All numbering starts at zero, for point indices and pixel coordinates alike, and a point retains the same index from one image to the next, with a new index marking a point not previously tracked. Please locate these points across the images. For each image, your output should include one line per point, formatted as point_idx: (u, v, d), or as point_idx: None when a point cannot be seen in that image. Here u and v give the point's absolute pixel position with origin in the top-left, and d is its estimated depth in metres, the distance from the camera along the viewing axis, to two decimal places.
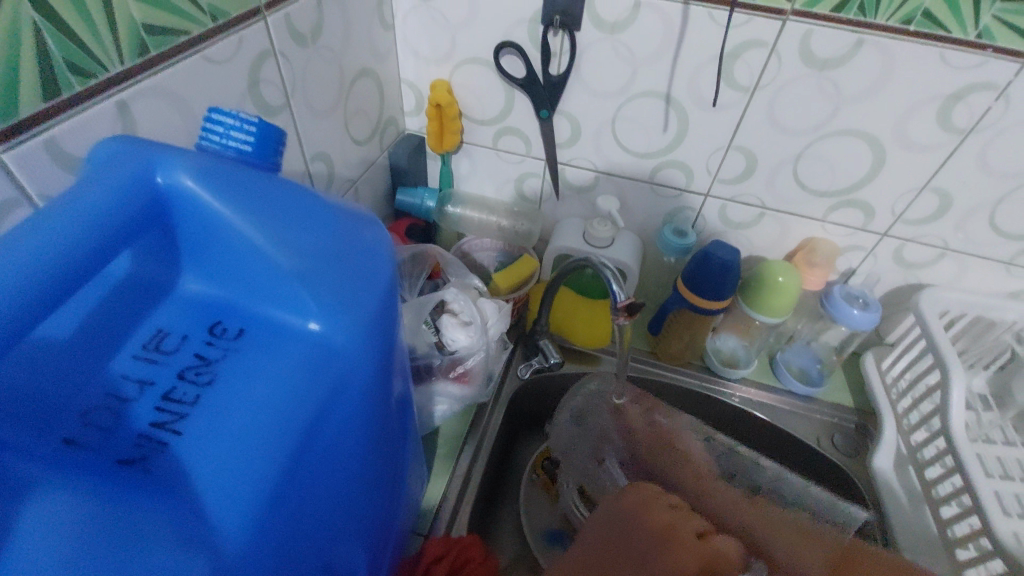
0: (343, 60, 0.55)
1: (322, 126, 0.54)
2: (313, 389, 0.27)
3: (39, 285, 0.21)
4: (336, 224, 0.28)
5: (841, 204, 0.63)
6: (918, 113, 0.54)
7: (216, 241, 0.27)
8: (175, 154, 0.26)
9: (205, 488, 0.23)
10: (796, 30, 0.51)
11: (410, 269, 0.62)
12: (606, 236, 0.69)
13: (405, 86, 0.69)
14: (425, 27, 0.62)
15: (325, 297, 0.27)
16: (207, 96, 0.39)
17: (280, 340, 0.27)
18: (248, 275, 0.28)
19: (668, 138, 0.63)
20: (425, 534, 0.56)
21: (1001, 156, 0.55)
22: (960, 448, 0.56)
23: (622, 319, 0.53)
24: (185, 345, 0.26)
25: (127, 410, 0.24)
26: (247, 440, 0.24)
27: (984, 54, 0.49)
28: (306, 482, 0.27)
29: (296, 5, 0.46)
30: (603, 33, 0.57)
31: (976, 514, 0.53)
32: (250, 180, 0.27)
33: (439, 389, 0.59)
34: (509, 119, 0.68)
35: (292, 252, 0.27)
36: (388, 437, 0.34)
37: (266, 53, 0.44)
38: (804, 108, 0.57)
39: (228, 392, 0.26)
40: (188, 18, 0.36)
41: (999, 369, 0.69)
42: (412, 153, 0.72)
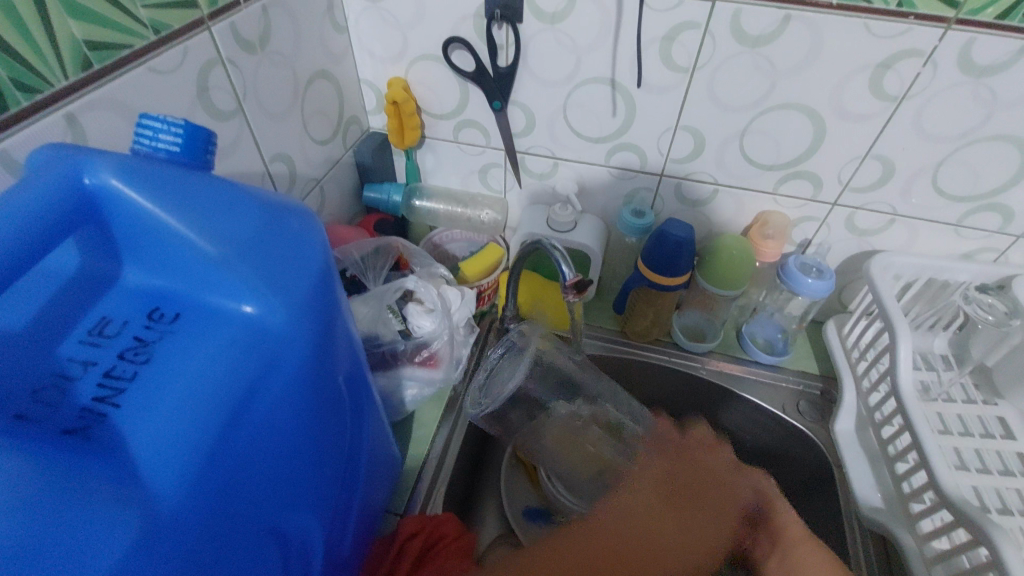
0: (296, 65, 0.58)
1: (280, 128, 0.57)
2: (246, 365, 0.30)
3: None
4: (263, 215, 0.31)
5: (790, 176, 0.65)
6: (851, 83, 0.56)
7: (148, 235, 0.30)
8: (102, 157, 0.29)
9: (142, 455, 0.26)
10: (725, 9, 0.53)
11: (375, 262, 0.65)
12: (568, 220, 0.71)
13: (365, 86, 0.71)
14: (377, 28, 0.65)
15: (252, 281, 0.30)
16: (154, 105, 0.42)
17: (213, 322, 0.30)
18: (181, 265, 0.30)
19: (618, 122, 0.65)
20: (401, 512, 0.58)
21: (935, 120, 0.56)
22: (908, 404, 0.58)
23: (573, 296, 0.57)
24: (126, 329, 0.29)
25: (72, 388, 0.27)
26: (180, 410, 0.27)
27: (907, 22, 0.50)
28: (242, 450, 0.30)
29: (240, 14, 0.48)
30: (545, 23, 0.59)
31: (924, 467, 0.55)
32: (176, 178, 0.30)
33: (408, 374, 0.61)
34: (466, 111, 0.70)
35: (218, 241, 0.29)
36: (335, 413, 0.37)
37: (214, 61, 0.47)
38: (742, 85, 0.59)
39: (164, 371, 0.28)
40: (129, 33, 0.39)
41: (958, 329, 0.71)
42: (377, 150, 0.75)
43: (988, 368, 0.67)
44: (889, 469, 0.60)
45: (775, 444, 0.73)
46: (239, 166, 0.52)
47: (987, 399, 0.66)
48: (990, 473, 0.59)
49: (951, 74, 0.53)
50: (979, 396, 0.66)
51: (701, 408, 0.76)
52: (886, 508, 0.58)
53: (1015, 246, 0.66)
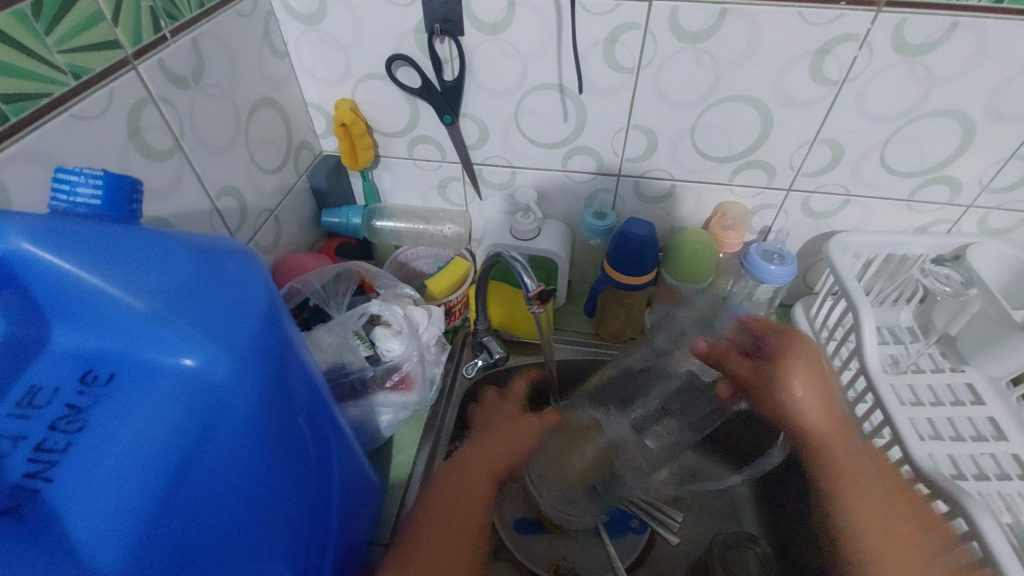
0: (235, 95, 0.56)
1: (224, 162, 0.55)
2: (189, 420, 0.28)
3: None
4: (195, 262, 0.30)
5: (744, 166, 0.66)
6: (792, 70, 0.56)
7: (72, 294, 0.28)
8: (13, 219, 0.27)
9: (80, 528, 0.25)
10: (662, 8, 0.54)
11: (337, 288, 0.64)
12: (530, 228, 0.71)
13: (313, 109, 0.70)
14: (318, 51, 0.63)
15: (187, 332, 0.29)
16: (82, 153, 0.40)
17: (149, 379, 0.29)
18: (111, 323, 0.29)
19: (570, 126, 0.65)
20: (386, 543, 0.57)
21: (877, 101, 0.57)
22: (877, 381, 0.59)
23: (537, 307, 0.56)
24: (57, 396, 0.28)
25: (1, 465, 0.26)
26: (121, 476, 0.26)
27: (838, 7, 0.51)
28: (192, 508, 0.29)
29: (168, 50, 0.47)
30: (486, 34, 0.58)
31: (897, 442, 0.56)
32: (97, 233, 0.29)
33: (381, 400, 0.60)
34: (418, 127, 0.69)
35: (149, 295, 0.28)
36: (296, 454, 0.36)
37: (143, 100, 0.45)
38: (686, 80, 0.59)
39: (100, 437, 0.27)
40: (45, 80, 0.38)
41: (920, 301, 0.72)
42: (332, 174, 0.74)
43: (951, 337, 0.68)
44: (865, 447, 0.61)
45: None
46: (183, 205, 0.50)
47: (954, 367, 0.67)
48: (962, 440, 0.60)
49: (887, 55, 0.54)
50: (946, 364, 0.68)
51: None
52: None
53: (966, 216, 0.67)
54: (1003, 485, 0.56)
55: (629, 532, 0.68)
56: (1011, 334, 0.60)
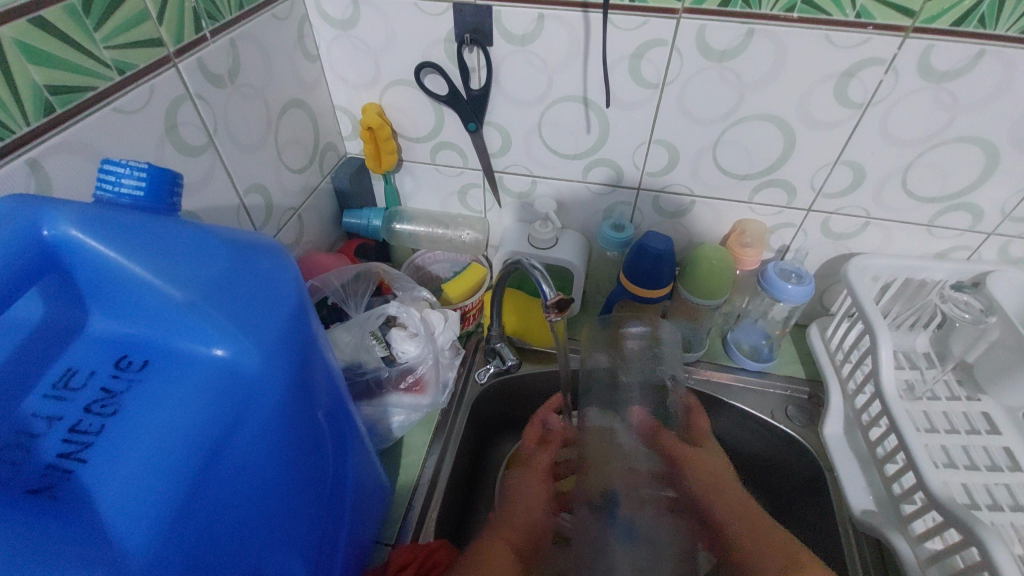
0: (268, 96, 0.58)
1: (253, 159, 0.57)
2: (218, 410, 0.29)
3: None
4: (232, 255, 0.30)
5: (764, 185, 0.66)
6: (817, 91, 0.57)
7: (113, 282, 0.29)
8: (62, 205, 0.28)
9: (110, 510, 0.25)
10: (690, 26, 0.54)
11: (356, 288, 0.64)
12: (549, 237, 0.71)
13: (340, 112, 0.71)
14: (349, 55, 0.65)
15: (221, 323, 0.29)
16: (122, 145, 0.42)
17: (182, 368, 0.29)
18: (148, 311, 0.29)
19: (593, 138, 0.66)
20: (392, 543, 0.57)
21: (901, 125, 0.58)
22: (892, 405, 0.58)
23: (555, 315, 0.57)
24: (92, 380, 0.28)
25: (36, 445, 0.26)
26: (152, 461, 0.27)
27: (866, 32, 0.52)
28: (216, 497, 0.29)
29: (207, 49, 0.48)
30: (515, 45, 0.60)
31: (911, 468, 0.55)
32: (141, 223, 0.29)
33: (394, 401, 0.60)
34: (442, 134, 0.70)
35: (187, 286, 0.29)
36: (315, 451, 0.36)
37: (182, 97, 0.46)
38: (711, 98, 0.60)
39: (132, 421, 0.28)
40: (91, 74, 0.39)
41: (937, 327, 0.72)
42: (355, 175, 0.75)
43: (969, 365, 0.68)
44: (878, 472, 0.60)
45: (765, 451, 0.74)
46: (213, 200, 0.52)
47: (971, 395, 0.67)
48: (978, 469, 0.59)
49: (913, 81, 0.54)
50: (963, 393, 0.67)
51: None
52: (878, 510, 0.59)
53: (987, 243, 0.67)
54: (1019, 518, 0.55)
55: None
56: None
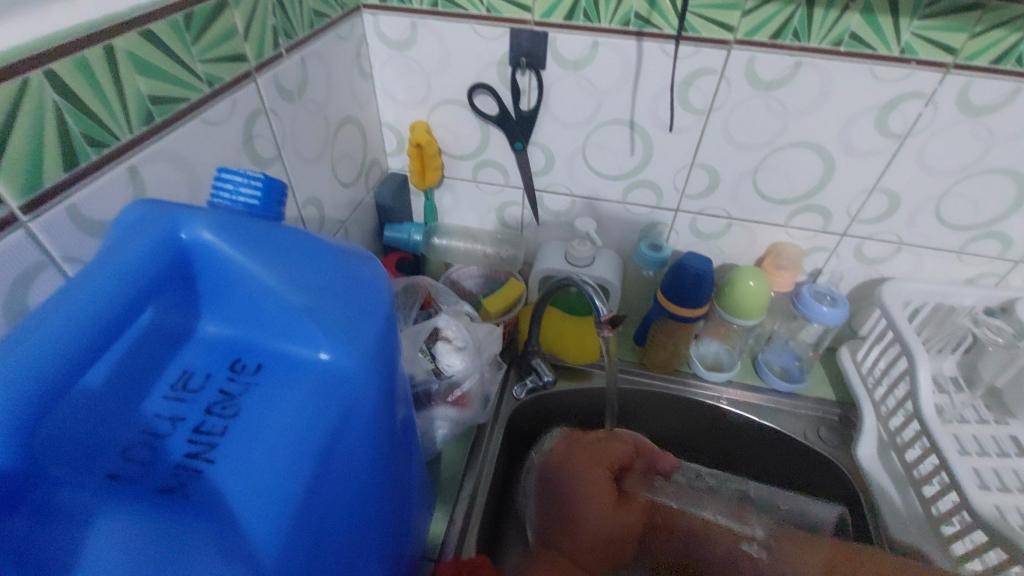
0: (327, 111, 0.59)
1: (311, 172, 0.58)
2: (331, 412, 0.29)
3: (94, 335, 0.24)
4: (340, 262, 0.31)
5: (801, 209, 0.68)
6: (859, 121, 0.59)
7: (230, 287, 0.30)
8: (190, 211, 0.29)
9: (240, 506, 0.25)
10: (740, 56, 0.57)
11: (405, 300, 0.65)
12: (587, 255, 0.73)
13: (387, 129, 0.73)
14: (402, 74, 0.67)
15: (333, 327, 0.30)
16: (206, 155, 0.43)
17: (294, 371, 0.30)
18: (264, 315, 0.30)
19: (636, 161, 0.68)
20: (436, 559, 0.57)
21: (937, 156, 0.60)
22: (931, 427, 0.59)
23: (607, 331, 0.58)
24: (209, 381, 0.29)
25: (163, 444, 0.27)
26: (274, 460, 0.27)
27: (909, 67, 0.54)
28: (327, 501, 0.29)
29: (281, 65, 0.50)
30: (566, 70, 0.62)
31: (953, 490, 0.56)
32: (259, 229, 0.30)
33: (439, 414, 0.60)
34: (485, 152, 0.72)
35: (304, 291, 0.30)
36: (397, 462, 0.37)
37: (259, 110, 0.48)
38: (753, 126, 0.62)
39: (250, 422, 0.28)
40: (187, 86, 0.40)
41: (965, 351, 0.73)
42: (396, 191, 0.76)
43: (998, 389, 0.70)
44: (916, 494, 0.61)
45: (798, 475, 0.73)
46: None
47: (1001, 419, 0.68)
48: (1014, 493, 0.61)
49: (951, 114, 0.57)
50: (991, 416, 0.69)
51: (718, 436, 0.76)
52: (917, 532, 0.59)
53: (1015, 270, 0.69)
54: None
55: None
56: None
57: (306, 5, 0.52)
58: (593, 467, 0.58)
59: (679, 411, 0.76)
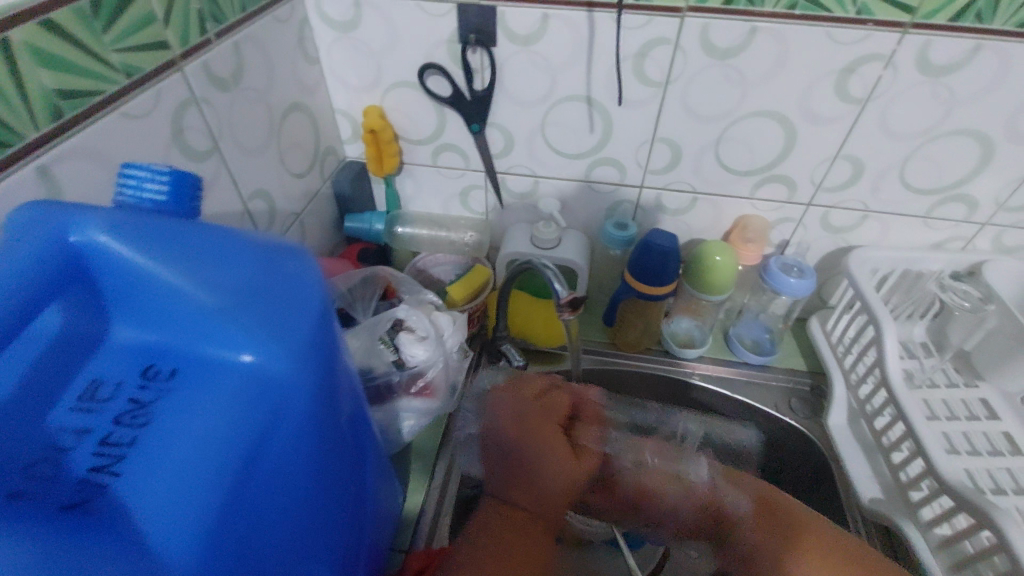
0: (270, 99, 0.57)
1: (256, 164, 0.56)
2: (253, 418, 0.28)
3: None
4: (258, 259, 0.30)
5: (765, 181, 0.67)
6: (818, 88, 0.58)
7: (140, 290, 0.28)
8: (88, 213, 0.28)
9: (148, 521, 0.24)
10: (694, 25, 0.55)
11: (364, 292, 0.64)
12: (552, 237, 0.72)
13: (340, 115, 0.71)
14: (350, 58, 0.64)
15: (250, 329, 0.28)
16: (130, 150, 0.41)
17: (211, 376, 0.29)
18: (179, 318, 0.29)
19: (596, 138, 0.66)
20: (406, 550, 0.56)
21: (899, 120, 0.59)
22: (898, 394, 0.59)
23: (567, 314, 0.57)
24: (120, 390, 0.28)
25: (67, 459, 0.25)
26: (187, 470, 0.26)
27: (866, 28, 0.53)
28: (252, 508, 0.28)
29: (212, 52, 0.47)
30: (518, 46, 0.60)
31: (919, 456, 0.56)
32: (167, 227, 0.29)
33: (404, 405, 0.60)
34: (443, 136, 0.70)
35: (218, 292, 0.28)
36: (342, 461, 0.36)
37: (188, 101, 0.46)
38: (712, 96, 0.60)
39: (162, 431, 0.27)
40: (100, 78, 0.38)
41: (934, 316, 0.73)
42: (355, 179, 0.74)
43: (967, 352, 0.70)
44: (884, 460, 0.61)
45: (773, 447, 0.74)
46: (218, 207, 0.51)
47: (969, 382, 0.68)
48: (981, 455, 0.61)
49: (911, 75, 0.55)
50: (960, 380, 0.69)
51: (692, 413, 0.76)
52: (886, 498, 0.60)
53: (981, 233, 0.69)
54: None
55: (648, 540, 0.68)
56: None
57: None
58: (537, 421, 0.54)
59: (653, 390, 0.76)
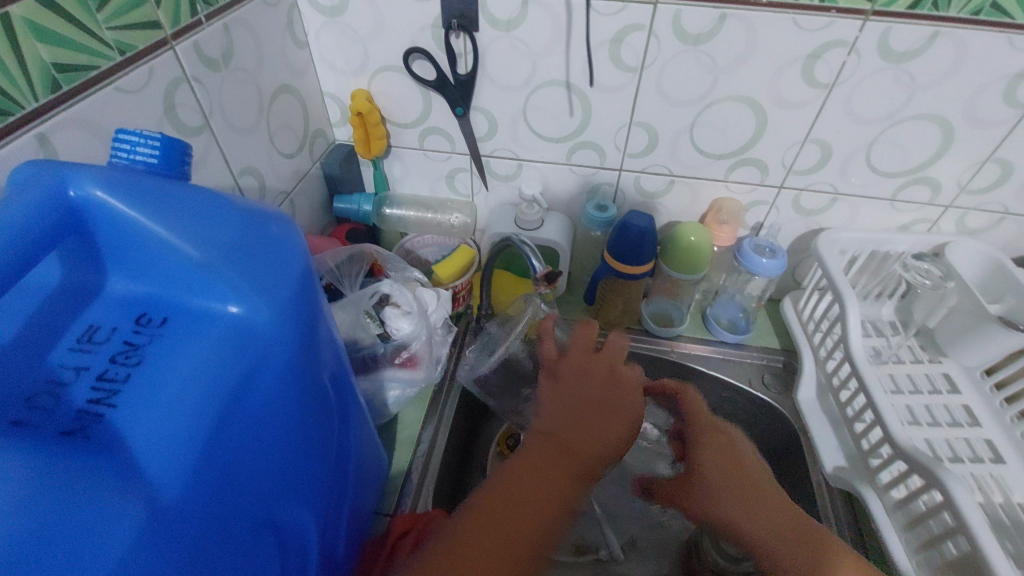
0: (260, 80, 0.59)
1: (246, 142, 0.58)
2: (237, 362, 0.31)
3: None
4: (246, 220, 0.32)
5: (739, 164, 0.70)
6: (786, 73, 0.60)
7: (132, 244, 0.31)
8: (83, 169, 0.30)
9: (139, 448, 0.27)
10: (666, 11, 0.57)
11: (350, 269, 0.66)
12: (535, 218, 0.74)
13: (329, 98, 0.73)
14: (338, 42, 0.66)
15: (236, 281, 0.31)
16: (124, 123, 0.43)
17: (199, 324, 0.31)
18: (168, 270, 0.31)
19: (576, 121, 0.69)
20: (391, 513, 0.59)
21: (864, 104, 0.62)
22: (860, 367, 0.62)
23: (544, 288, 0.60)
24: (114, 334, 0.30)
25: (66, 392, 0.28)
26: (175, 405, 0.28)
27: (829, 15, 0.55)
28: (236, 445, 0.31)
29: (203, 33, 0.50)
30: (499, 31, 0.62)
31: (878, 424, 0.59)
32: (157, 186, 0.31)
33: (390, 375, 0.62)
34: (429, 119, 0.72)
35: (203, 245, 0.31)
36: (323, 412, 0.38)
37: (180, 79, 0.48)
38: (685, 81, 0.63)
39: (153, 371, 0.30)
40: (95, 54, 0.40)
41: (901, 296, 0.76)
42: (344, 161, 0.76)
43: (930, 330, 0.73)
44: (848, 431, 0.65)
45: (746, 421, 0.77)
46: (209, 182, 0.53)
47: (933, 358, 0.72)
48: (940, 425, 0.64)
49: (874, 61, 0.58)
50: (925, 356, 0.72)
51: None
52: (849, 466, 0.63)
53: (945, 215, 0.71)
54: (977, 467, 0.60)
55: (625, 511, 0.70)
56: (985, 325, 0.64)
57: None
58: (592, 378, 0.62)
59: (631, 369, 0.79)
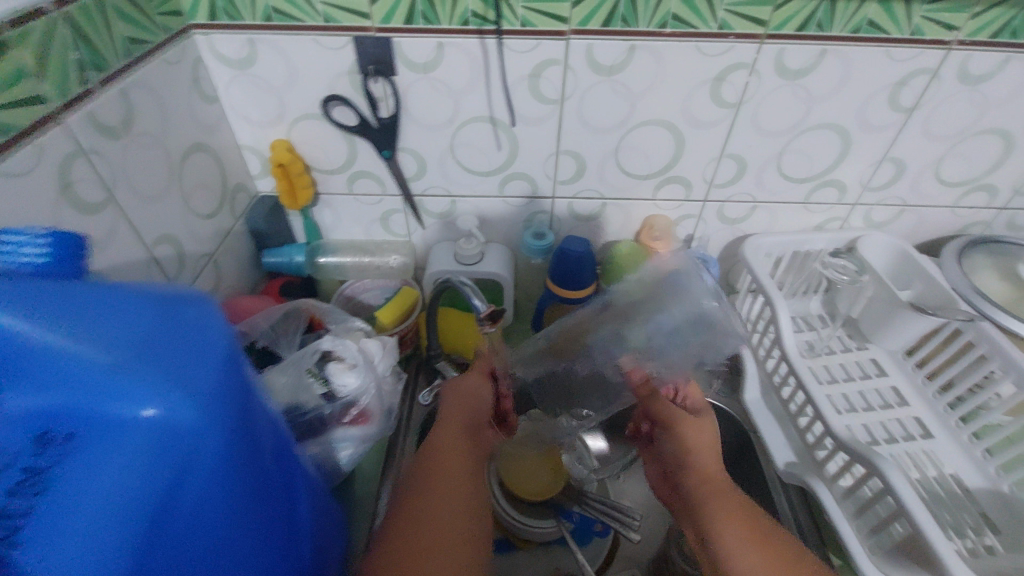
0: (168, 142, 0.56)
1: (158, 209, 0.54)
2: (161, 470, 0.28)
3: None
4: (152, 309, 0.30)
5: (665, 182, 0.73)
6: (696, 95, 0.63)
7: (25, 358, 0.28)
8: None
9: None
10: (578, 46, 0.59)
11: (287, 327, 0.64)
12: (475, 252, 0.74)
13: (247, 151, 0.70)
14: (251, 94, 0.64)
15: (152, 381, 0.28)
16: (11, 211, 0.39)
17: (115, 434, 0.28)
18: (72, 381, 0.28)
19: (504, 154, 0.69)
20: None
21: (769, 119, 0.66)
22: (796, 364, 0.65)
23: (489, 326, 0.59)
24: (13, 462, 0.29)
25: None
26: (89, 534, 0.27)
27: (728, 41, 0.59)
28: (168, 558, 0.29)
29: (97, 101, 0.46)
30: (417, 73, 0.62)
31: (819, 419, 0.62)
32: (48, 291, 0.29)
33: (339, 436, 0.59)
34: (356, 164, 0.71)
35: (111, 349, 0.28)
36: (272, 496, 0.35)
37: (75, 153, 0.44)
38: (605, 109, 0.65)
39: (61, 497, 0.28)
40: None
41: (824, 290, 0.81)
42: (270, 214, 0.74)
43: (855, 319, 0.77)
44: (793, 426, 0.68)
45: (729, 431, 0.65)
46: (119, 258, 0.49)
47: (861, 345, 0.76)
48: (875, 410, 0.68)
49: (773, 80, 0.62)
50: (853, 344, 0.76)
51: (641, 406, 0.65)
52: (799, 460, 0.65)
53: (854, 212, 0.77)
54: (910, 445, 0.64)
55: (595, 536, 0.70)
56: (900, 311, 0.69)
57: (117, 34, 0.49)
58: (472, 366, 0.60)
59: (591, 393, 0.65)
